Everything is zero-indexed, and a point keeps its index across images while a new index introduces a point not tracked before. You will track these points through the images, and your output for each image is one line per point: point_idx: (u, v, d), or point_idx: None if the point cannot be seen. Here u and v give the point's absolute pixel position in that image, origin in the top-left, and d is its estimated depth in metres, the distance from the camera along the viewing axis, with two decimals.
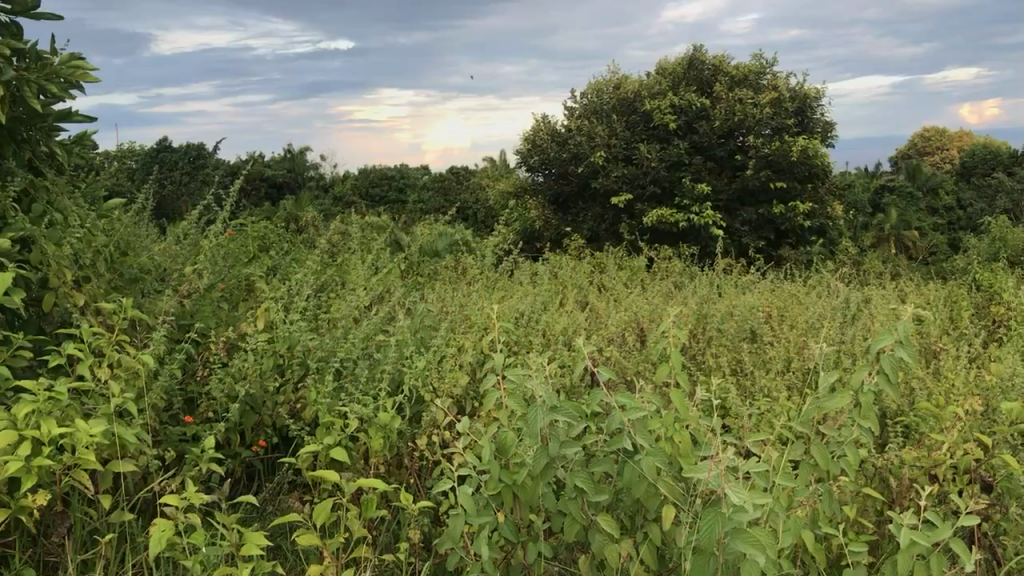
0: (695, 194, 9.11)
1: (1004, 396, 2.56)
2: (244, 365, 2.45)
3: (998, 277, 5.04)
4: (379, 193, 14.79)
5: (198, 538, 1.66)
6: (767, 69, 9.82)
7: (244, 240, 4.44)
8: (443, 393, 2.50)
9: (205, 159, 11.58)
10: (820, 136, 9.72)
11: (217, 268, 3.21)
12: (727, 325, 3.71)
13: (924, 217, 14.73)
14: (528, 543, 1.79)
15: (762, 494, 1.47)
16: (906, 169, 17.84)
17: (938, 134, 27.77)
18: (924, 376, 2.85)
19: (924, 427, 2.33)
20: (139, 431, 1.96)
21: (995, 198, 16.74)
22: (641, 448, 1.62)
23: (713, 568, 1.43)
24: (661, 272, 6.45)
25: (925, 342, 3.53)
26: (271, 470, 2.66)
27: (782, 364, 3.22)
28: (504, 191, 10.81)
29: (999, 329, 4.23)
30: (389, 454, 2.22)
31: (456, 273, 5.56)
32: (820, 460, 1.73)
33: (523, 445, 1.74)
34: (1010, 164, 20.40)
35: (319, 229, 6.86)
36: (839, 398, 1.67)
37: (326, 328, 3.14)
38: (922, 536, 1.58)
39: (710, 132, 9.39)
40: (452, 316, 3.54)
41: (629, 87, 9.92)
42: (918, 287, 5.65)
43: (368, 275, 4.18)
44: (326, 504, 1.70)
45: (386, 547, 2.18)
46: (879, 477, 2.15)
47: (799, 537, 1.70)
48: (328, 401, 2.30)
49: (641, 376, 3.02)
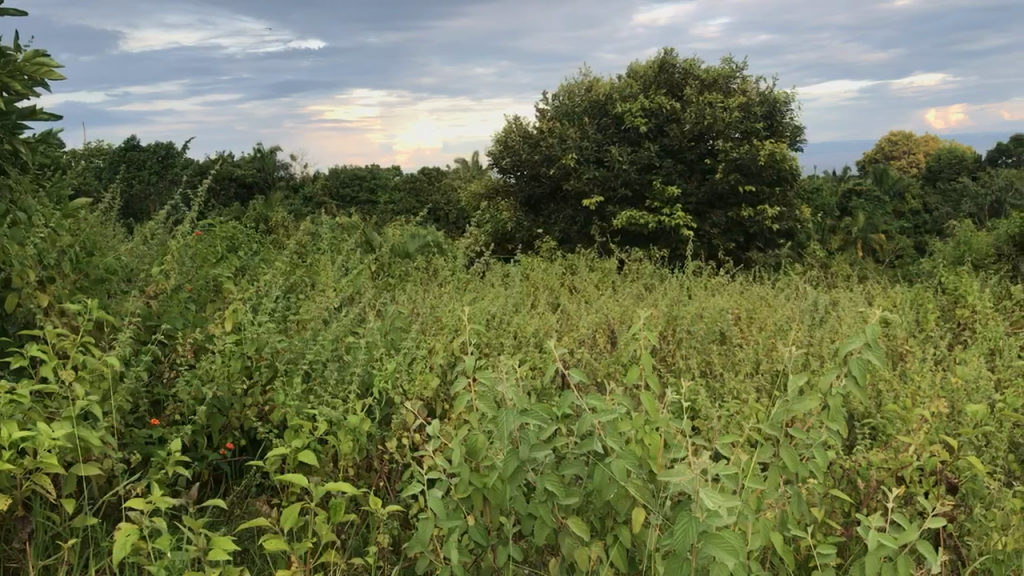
0: (665, 197, 9.17)
1: (969, 399, 2.59)
2: (211, 367, 2.43)
3: (962, 280, 5.10)
4: (349, 194, 14.75)
5: (163, 543, 1.64)
6: (736, 73, 9.91)
7: (212, 239, 4.40)
8: (414, 396, 2.49)
9: (174, 158, 11.51)
10: (789, 140, 9.81)
11: (184, 269, 3.18)
12: (697, 327, 3.74)
13: (891, 221, 14.93)
14: (498, 546, 1.79)
15: (735, 498, 1.46)
16: (873, 173, 18.05)
17: (905, 140, 28.16)
18: (890, 379, 2.89)
19: (891, 429, 2.36)
20: (102, 434, 1.93)
21: (960, 204, 17.01)
22: (612, 450, 1.62)
23: (685, 572, 1.43)
24: (631, 274, 6.49)
25: (891, 345, 3.58)
26: (238, 473, 2.63)
27: (751, 366, 3.25)
28: (476, 192, 10.81)
29: (964, 332, 4.28)
30: (358, 457, 2.20)
31: (426, 274, 5.56)
32: (789, 462, 1.74)
33: (493, 447, 1.74)
34: (974, 170, 20.70)
35: (288, 231, 6.84)
36: (808, 400, 1.69)
37: (295, 329, 3.12)
38: (888, 539, 1.60)
39: (680, 135, 9.46)
40: (422, 318, 3.54)
41: (600, 90, 9.96)
42: (885, 290, 5.72)
43: (338, 275, 4.16)
44: (293, 507, 1.68)
45: (356, 551, 2.17)
46: (845, 479, 2.18)
47: (767, 540, 1.71)
48: (296, 404, 2.29)
49: (611, 379, 3.03)
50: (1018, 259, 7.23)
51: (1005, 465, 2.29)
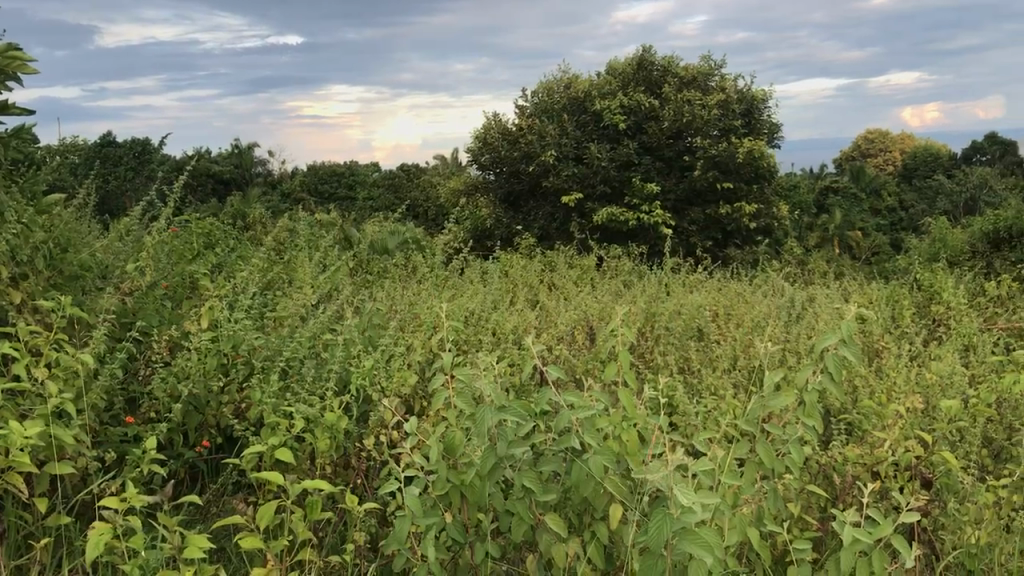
0: (644, 194, 9.19)
1: (944, 395, 2.62)
2: (187, 365, 2.42)
3: (936, 277, 5.14)
4: (328, 191, 14.70)
5: (137, 542, 1.63)
6: (715, 71, 9.95)
7: (187, 235, 4.37)
8: (391, 393, 2.48)
9: (150, 154, 11.44)
10: (767, 137, 9.85)
11: (160, 266, 3.16)
12: (675, 324, 3.76)
13: (867, 219, 15.05)
14: (475, 543, 1.79)
15: (711, 494, 1.47)
16: (850, 171, 18.19)
17: (881, 138, 28.41)
18: (867, 374, 2.91)
19: (866, 425, 2.37)
20: (76, 433, 1.91)
21: (935, 202, 17.18)
22: (589, 447, 1.63)
23: (661, 568, 1.44)
24: (610, 271, 6.50)
25: (867, 341, 3.61)
26: (215, 471, 2.62)
27: (728, 363, 3.26)
28: (455, 189, 10.80)
29: (938, 328, 4.31)
30: (335, 455, 2.19)
31: (405, 271, 5.55)
32: (764, 457, 1.74)
33: (471, 444, 1.74)
34: (949, 167, 20.87)
35: (266, 227, 6.80)
36: (784, 396, 1.70)
37: (272, 326, 3.10)
38: (863, 534, 1.61)
39: (659, 133, 9.50)
40: (401, 315, 3.53)
41: (579, 87, 9.97)
42: (861, 287, 5.76)
43: (316, 272, 4.14)
44: (269, 505, 1.68)
45: (333, 549, 2.16)
46: (821, 474, 2.20)
47: (743, 535, 1.71)
48: (273, 401, 2.28)
49: (590, 375, 3.04)
50: (992, 256, 7.31)
51: (978, 461, 2.31)
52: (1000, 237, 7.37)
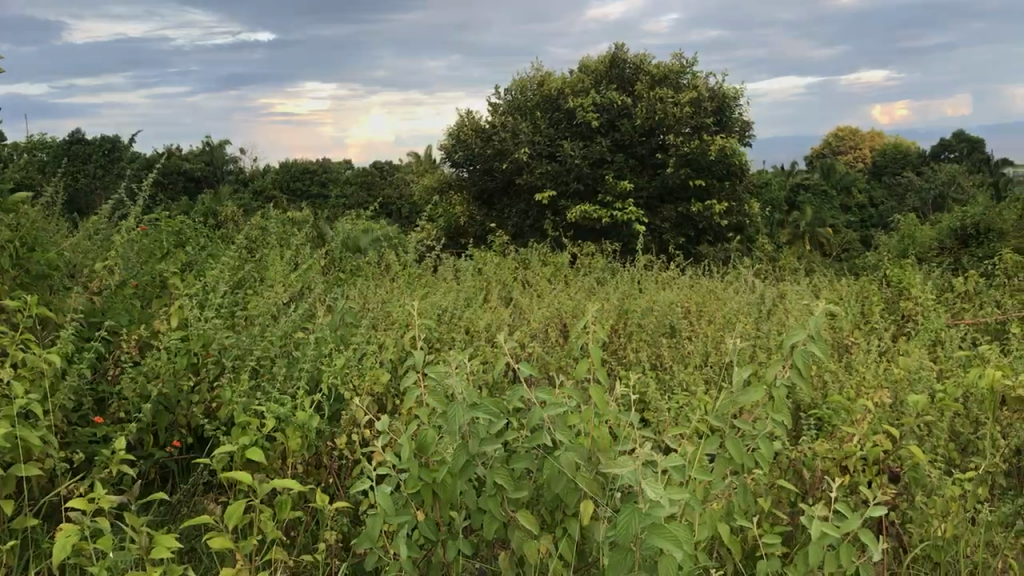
0: (617, 191, 9.22)
1: (911, 389, 2.65)
2: (156, 364, 2.40)
3: (905, 273, 5.20)
4: (300, 188, 14.64)
5: (105, 542, 1.61)
6: (687, 68, 9.99)
7: (157, 234, 4.34)
8: (363, 392, 2.47)
9: (121, 152, 11.39)
10: (738, 135, 9.92)
11: (129, 264, 3.13)
12: (647, 321, 3.79)
13: (837, 216, 15.19)
14: (447, 541, 1.78)
15: (680, 488, 1.47)
16: (820, 168, 18.33)
17: (851, 135, 28.72)
18: (836, 369, 2.94)
19: (836, 420, 2.40)
20: (43, 434, 1.89)
21: (905, 200, 17.36)
22: (560, 443, 1.63)
23: (630, 563, 1.44)
24: (583, 268, 6.52)
25: (837, 336, 3.65)
26: (185, 471, 2.60)
27: (699, 359, 3.29)
28: (428, 186, 10.80)
29: (907, 323, 4.35)
30: (306, 453, 2.18)
31: (379, 269, 5.54)
32: (735, 454, 1.75)
33: (444, 442, 1.73)
34: (918, 164, 21.10)
35: (238, 224, 6.77)
36: (753, 391, 1.71)
37: (243, 325, 3.07)
38: (831, 528, 1.62)
39: (632, 130, 9.54)
40: (373, 313, 3.52)
41: (552, 84, 9.98)
42: (832, 283, 5.81)
43: (287, 270, 4.12)
44: (239, 504, 1.66)
45: (305, 548, 2.16)
46: (792, 470, 2.22)
47: (713, 530, 1.72)
48: (243, 401, 2.27)
49: (563, 372, 3.04)
50: (960, 252, 7.41)
51: (945, 454, 2.33)
52: (967, 233, 7.50)
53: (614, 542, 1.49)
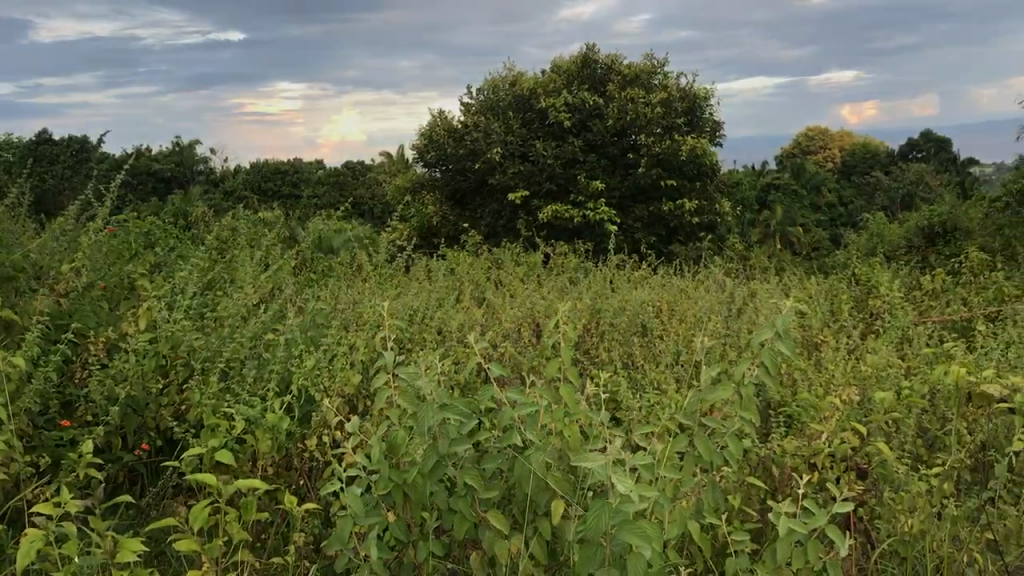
0: (589, 191, 9.25)
1: (879, 386, 2.68)
2: (124, 367, 2.39)
3: (874, 271, 5.26)
4: (272, 188, 14.56)
5: (70, 545, 1.60)
6: (658, 68, 10.03)
7: (125, 234, 4.30)
8: (334, 393, 2.47)
9: (89, 152, 11.29)
10: (709, 135, 9.98)
11: (97, 266, 3.09)
12: (619, 320, 3.80)
13: (808, 215, 15.30)
14: (418, 542, 1.78)
15: (648, 485, 1.48)
16: (790, 167, 18.46)
17: (821, 134, 28.96)
18: (805, 367, 2.96)
19: (805, 417, 2.42)
20: (7, 437, 1.88)
21: (873, 199, 17.55)
22: (531, 443, 1.65)
23: (600, 560, 1.45)
24: (556, 268, 6.53)
25: (807, 334, 3.68)
26: (155, 475, 2.58)
27: (670, 357, 3.30)
28: (401, 186, 10.78)
29: (875, 321, 4.39)
30: (276, 456, 2.18)
31: (351, 268, 5.52)
32: (704, 452, 1.76)
33: (414, 443, 1.73)
34: (886, 163, 21.32)
35: (208, 224, 6.72)
36: (721, 389, 1.73)
37: (213, 326, 3.05)
38: (798, 524, 1.64)
39: (604, 130, 9.58)
40: (343, 315, 3.50)
41: (524, 84, 9.99)
42: (802, 281, 5.85)
43: (258, 272, 4.09)
44: (204, 506, 1.65)
45: (276, 551, 2.14)
46: (762, 467, 2.23)
47: (683, 527, 1.73)
48: (213, 403, 2.26)
49: (535, 372, 3.04)
50: (927, 251, 7.50)
51: (912, 450, 2.36)
52: (934, 232, 7.61)
53: (583, 540, 1.50)
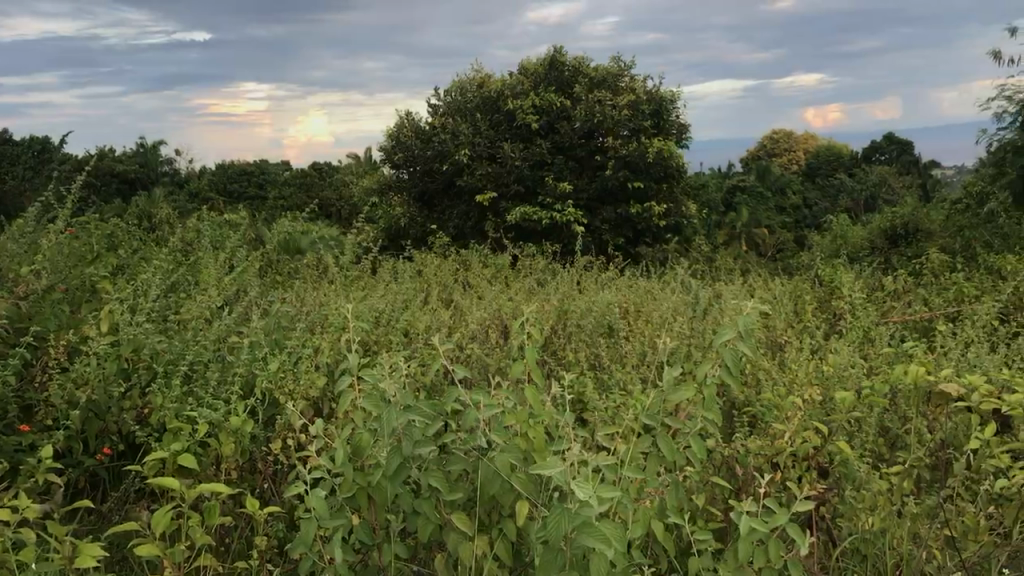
0: (557, 193, 9.27)
1: (841, 386, 2.72)
2: (86, 370, 2.36)
3: (837, 272, 5.32)
4: (237, 189, 14.46)
5: (28, 550, 1.57)
6: (624, 71, 10.09)
7: (87, 236, 4.23)
8: (299, 396, 2.45)
9: (51, 152, 11.15)
10: (675, 137, 10.04)
11: (58, 268, 3.04)
12: (586, 321, 3.81)
13: (773, 216, 15.42)
14: (382, 544, 1.77)
15: (610, 488, 1.48)
16: (755, 169, 18.60)
17: (786, 138, 29.20)
18: (769, 367, 2.99)
19: (768, 417, 2.45)
20: None
21: (837, 200, 17.74)
22: (495, 446, 1.65)
23: (561, 562, 1.45)
24: (524, 270, 6.53)
25: (772, 335, 3.72)
26: (116, 480, 2.54)
27: (636, 357, 3.32)
28: (368, 187, 10.75)
29: (838, 321, 4.44)
30: (240, 459, 2.16)
31: (317, 270, 5.49)
32: (667, 452, 1.77)
33: (378, 445, 1.73)
34: (849, 166, 21.59)
35: (172, 225, 6.65)
36: (683, 390, 1.75)
37: (175, 329, 3.03)
38: (759, 524, 1.65)
39: (571, 132, 9.61)
40: (308, 317, 3.49)
41: (492, 86, 10.00)
42: (766, 282, 5.91)
43: (222, 274, 4.05)
44: (165, 511, 1.63)
45: (240, 555, 2.12)
46: (726, 466, 2.25)
47: (647, 527, 1.74)
48: (175, 406, 2.24)
49: (501, 373, 3.05)
50: (890, 251, 7.58)
51: (873, 449, 2.39)
52: (896, 234, 7.70)
53: (545, 543, 1.49)
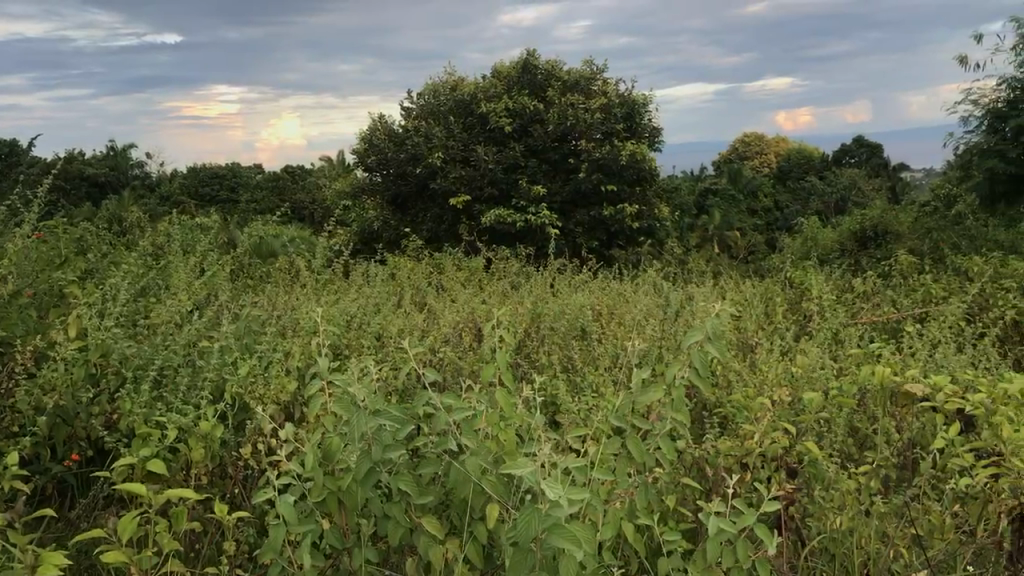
0: (531, 196, 9.28)
1: (810, 387, 2.74)
2: (53, 376, 2.33)
3: (808, 275, 5.36)
4: (209, 193, 14.36)
5: None
6: (597, 75, 10.13)
7: (54, 240, 4.19)
8: (269, 401, 2.43)
9: (18, 156, 11.01)
10: (648, 140, 10.08)
11: (24, 273, 3.01)
12: (558, 324, 3.82)
13: (745, 219, 15.54)
14: (352, 549, 1.76)
15: (579, 488, 1.49)
16: (727, 172, 18.73)
17: (757, 141, 29.45)
18: (739, 368, 3.01)
19: (738, 418, 2.47)
20: None
21: (807, 203, 17.89)
22: (466, 448, 1.65)
23: (531, 563, 1.45)
24: (497, 272, 6.54)
25: (742, 337, 3.74)
26: (84, 486, 2.52)
27: (608, 359, 3.33)
28: (341, 191, 10.71)
29: (807, 323, 4.48)
30: (210, 464, 2.15)
31: (289, 273, 5.46)
32: (637, 453, 1.78)
33: (349, 449, 1.72)
34: (820, 170, 21.79)
35: (142, 229, 6.59)
36: (653, 390, 1.76)
37: (144, 333, 3.00)
38: (728, 524, 1.66)
39: (544, 135, 9.62)
40: (279, 320, 3.48)
41: (465, 89, 10.01)
42: (737, 284, 5.94)
43: (193, 277, 4.02)
44: (132, 516, 1.62)
45: (210, 560, 2.11)
46: (696, 467, 2.26)
47: (617, 529, 1.74)
48: (144, 412, 2.22)
49: (473, 376, 3.04)
50: (860, 253, 7.64)
51: (842, 449, 2.41)
52: (866, 235, 7.75)
53: (515, 544, 1.49)
